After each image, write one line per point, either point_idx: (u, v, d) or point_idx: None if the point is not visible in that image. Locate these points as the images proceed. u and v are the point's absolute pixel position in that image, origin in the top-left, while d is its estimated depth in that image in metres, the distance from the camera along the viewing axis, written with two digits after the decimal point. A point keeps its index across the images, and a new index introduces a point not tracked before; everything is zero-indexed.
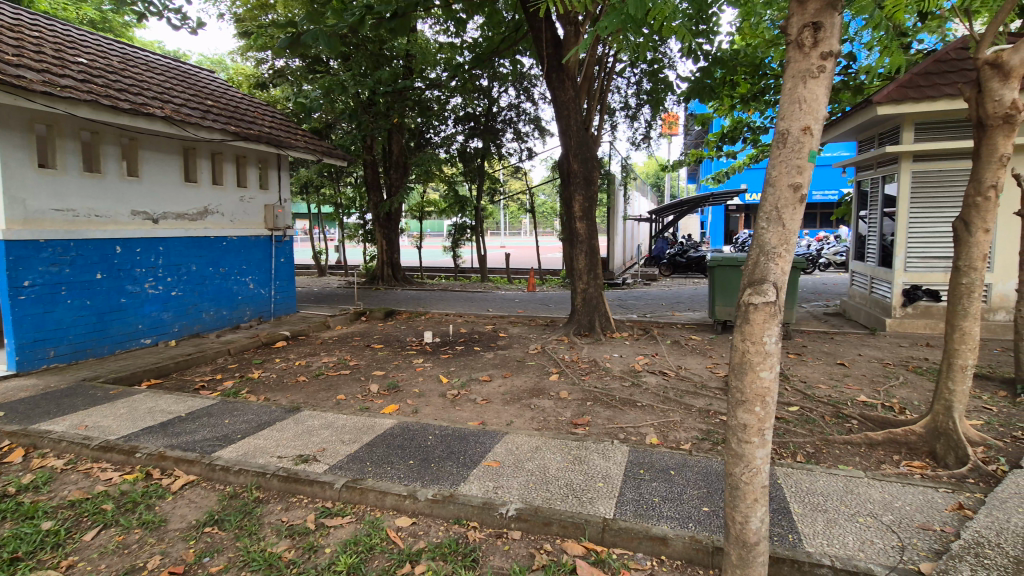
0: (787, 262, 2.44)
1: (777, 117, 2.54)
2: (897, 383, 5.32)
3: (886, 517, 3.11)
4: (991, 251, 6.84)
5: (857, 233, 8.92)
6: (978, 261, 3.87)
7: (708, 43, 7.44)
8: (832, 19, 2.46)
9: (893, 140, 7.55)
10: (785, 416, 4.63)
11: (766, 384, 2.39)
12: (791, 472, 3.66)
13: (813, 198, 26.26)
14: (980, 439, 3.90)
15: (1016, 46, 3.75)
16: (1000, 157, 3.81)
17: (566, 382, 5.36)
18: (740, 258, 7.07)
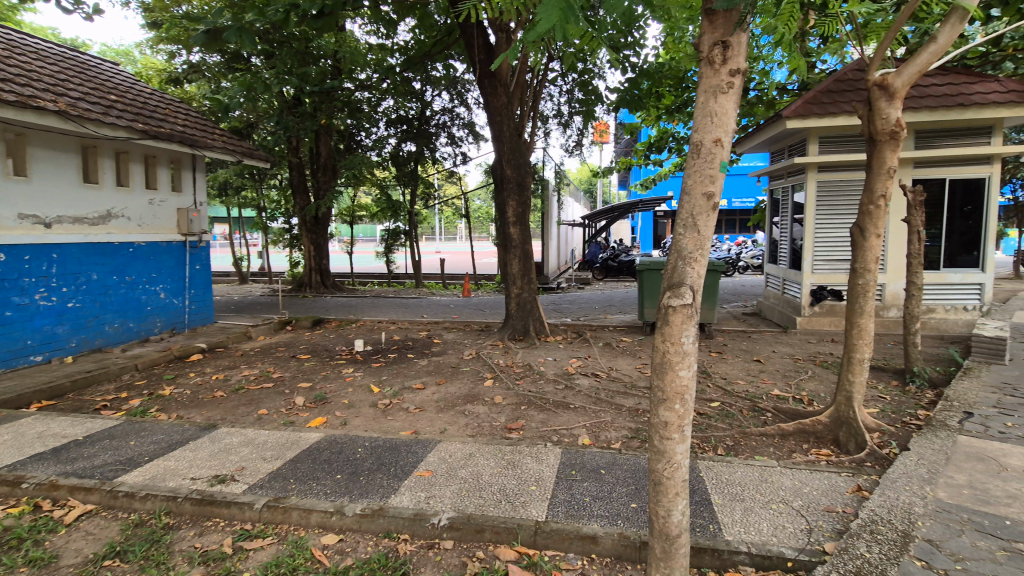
0: (702, 266, 2.57)
1: (692, 129, 2.68)
2: (806, 377, 5.76)
3: (796, 502, 3.34)
4: (884, 254, 7.54)
5: (771, 238, 9.57)
6: (872, 263, 4.26)
7: (635, 55, 7.73)
8: (738, 38, 2.63)
9: (800, 152, 8.17)
10: (707, 412, 4.87)
11: (685, 383, 2.51)
12: (712, 465, 3.86)
13: (733, 205, 27.98)
14: (876, 425, 4.27)
15: (899, 70, 4.17)
16: (888, 170, 4.22)
17: (501, 388, 5.36)
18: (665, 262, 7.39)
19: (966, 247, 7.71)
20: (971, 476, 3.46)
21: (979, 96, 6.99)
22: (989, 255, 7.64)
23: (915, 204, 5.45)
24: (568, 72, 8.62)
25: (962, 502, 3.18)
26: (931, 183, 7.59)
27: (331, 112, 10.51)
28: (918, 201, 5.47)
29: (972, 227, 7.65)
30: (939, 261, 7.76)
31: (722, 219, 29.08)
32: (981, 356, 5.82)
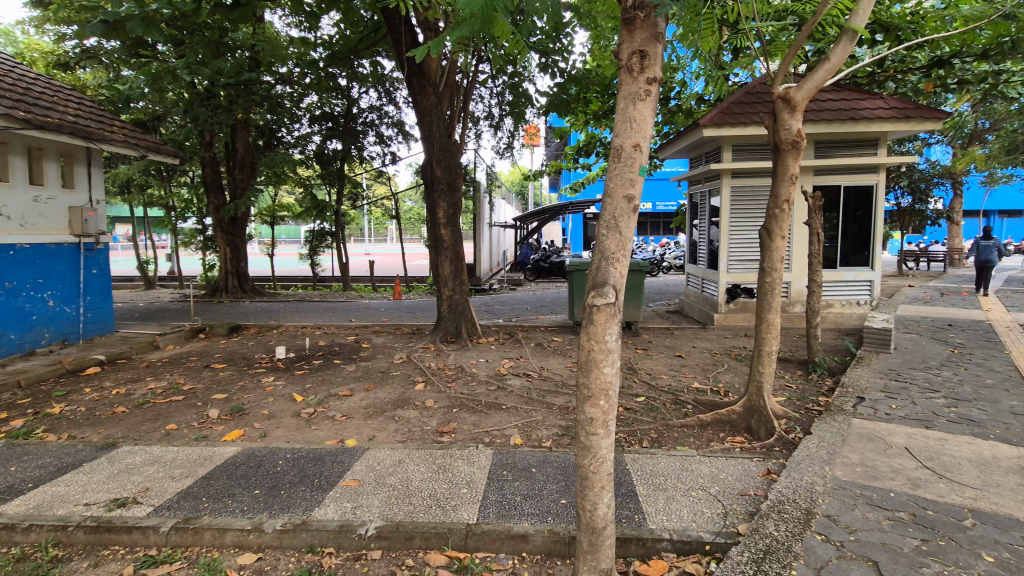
0: (624, 266, 2.67)
1: (613, 134, 2.77)
2: (723, 370, 6.14)
3: (714, 488, 3.54)
4: (789, 254, 8.17)
5: (690, 240, 10.11)
6: (778, 262, 4.60)
7: (563, 61, 7.89)
8: (655, 49, 2.75)
9: (716, 159, 8.67)
10: (633, 407, 5.06)
11: (609, 379, 2.59)
12: (637, 458, 4.01)
13: (657, 207, 29.39)
14: (783, 413, 4.61)
15: (799, 85, 4.53)
16: (791, 176, 4.58)
17: (432, 391, 5.29)
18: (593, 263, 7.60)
19: (858, 247, 8.52)
20: (862, 454, 3.82)
21: (867, 112, 7.76)
22: (876, 255, 8.49)
23: (814, 208, 5.96)
24: (499, 74, 8.65)
25: (855, 478, 3.50)
26: (828, 189, 8.33)
27: (249, 107, 9.93)
28: (816, 206, 5.98)
29: (863, 230, 8.47)
30: (836, 260, 8.53)
31: (647, 222, 30.39)
32: (871, 345, 6.46)
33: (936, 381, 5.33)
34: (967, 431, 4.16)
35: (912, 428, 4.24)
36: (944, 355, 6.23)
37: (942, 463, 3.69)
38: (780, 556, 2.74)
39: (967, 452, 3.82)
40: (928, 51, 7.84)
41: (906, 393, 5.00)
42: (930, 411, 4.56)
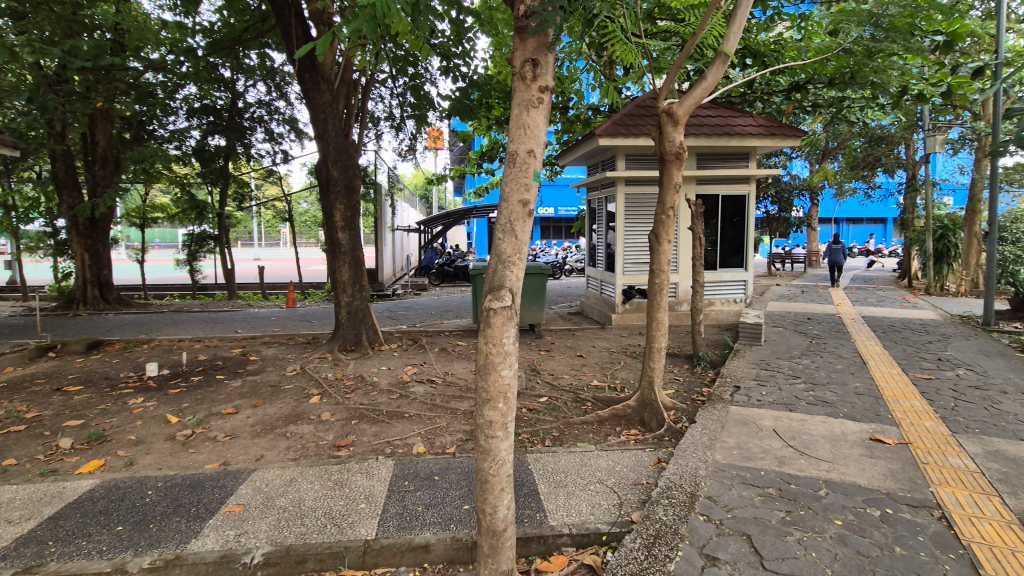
0: (520, 269, 2.72)
1: (507, 140, 2.80)
2: (619, 367, 6.47)
3: (610, 480, 3.70)
4: (677, 257, 8.82)
5: (590, 244, 10.55)
6: (665, 265, 4.94)
7: (465, 66, 7.89)
8: (546, 58, 2.84)
9: (610, 167, 9.14)
10: (536, 407, 5.17)
11: (507, 381, 2.63)
12: (539, 457, 4.10)
13: (559, 212, 30.51)
14: (672, 405, 4.94)
15: (681, 101, 4.89)
16: (675, 185, 4.94)
17: (329, 404, 5.02)
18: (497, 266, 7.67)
19: (735, 250, 9.41)
20: (738, 438, 4.21)
21: (739, 128, 8.59)
22: (749, 257, 9.43)
23: (696, 215, 6.47)
24: (398, 75, 8.45)
25: (732, 460, 3.84)
26: (709, 198, 9.10)
27: (112, 95, 8.82)
28: (698, 213, 6.50)
29: (738, 235, 9.37)
30: (716, 262, 9.35)
31: (550, 226, 31.30)
32: (746, 338, 7.14)
33: (798, 368, 6.01)
34: (822, 412, 4.73)
35: (779, 412, 4.74)
36: (804, 346, 7.04)
37: (802, 441, 4.15)
38: (667, 540, 2.92)
39: (822, 430, 4.34)
40: (788, 76, 8.85)
41: (774, 380, 5.59)
42: (793, 396, 5.13)
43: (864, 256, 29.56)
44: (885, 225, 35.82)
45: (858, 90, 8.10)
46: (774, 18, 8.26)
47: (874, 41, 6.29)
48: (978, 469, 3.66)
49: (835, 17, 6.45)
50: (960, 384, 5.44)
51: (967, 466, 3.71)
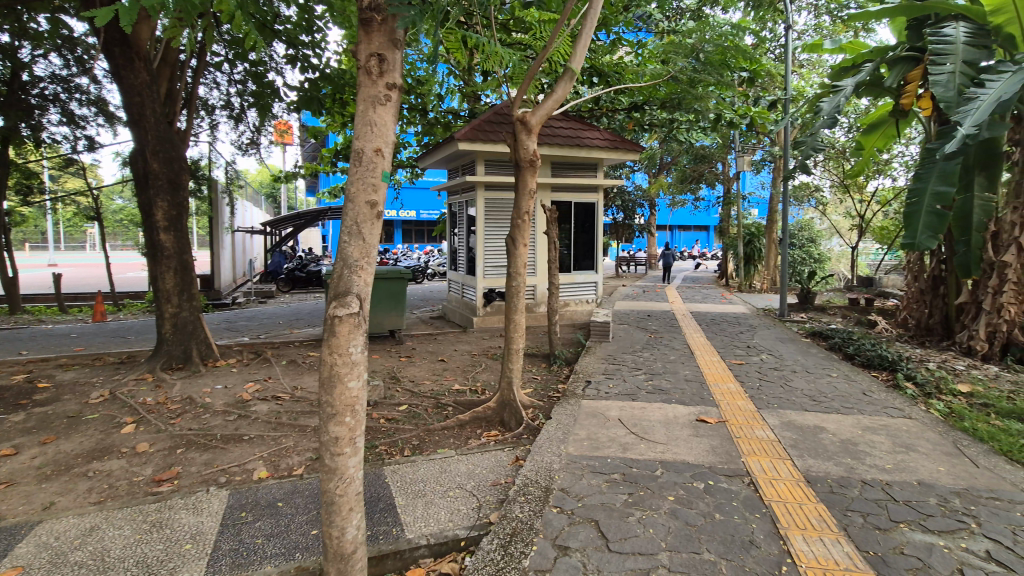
0: (368, 273, 2.59)
1: (352, 136, 2.65)
2: (481, 369, 6.55)
3: (469, 484, 3.71)
4: (534, 260, 9.22)
5: (451, 247, 10.55)
6: (521, 268, 5.10)
7: (316, 58, 7.40)
8: (393, 55, 2.74)
9: (470, 172, 9.21)
10: (395, 416, 5.01)
11: (355, 393, 2.50)
12: (397, 468, 3.97)
13: (421, 216, 30.24)
14: (530, 403, 5.11)
15: (533, 111, 5.09)
16: (530, 191, 5.11)
17: (147, 433, 4.32)
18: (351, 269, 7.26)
19: (586, 254, 10.11)
20: (589, 430, 4.48)
21: (588, 141, 9.24)
22: (599, 260, 10.19)
23: (550, 221, 6.79)
24: (235, 59, 7.62)
25: (583, 451, 4.07)
26: (562, 205, 9.66)
27: None
28: (552, 218, 6.82)
29: (588, 239, 10.07)
30: (570, 265, 9.94)
31: (412, 229, 30.85)
32: (596, 336, 7.70)
33: (640, 361, 6.62)
34: (659, 399, 5.26)
35: (623, 402, 5.16)
36: (645, 340, 7.80)
37: (642, 427, 4.56)
38: (524, 536, 2.99)
39: (658, 415, 4.82)
40: (628, 97, 9.76)
41: (620, 372, 6.10)
42: (635, 386, 5.63)
43: (692, 259, 33.88)
44: (708, 232, 41.55)
45: (685, 115, 9.23)
46: (617, 43, 9.06)
47: (696, 71, 7.21)
48: (776, 438, 4.33)
49: (664, 49, 7.29)
50: (763, 367, 6.43)
51: (769, 436, 4.38)
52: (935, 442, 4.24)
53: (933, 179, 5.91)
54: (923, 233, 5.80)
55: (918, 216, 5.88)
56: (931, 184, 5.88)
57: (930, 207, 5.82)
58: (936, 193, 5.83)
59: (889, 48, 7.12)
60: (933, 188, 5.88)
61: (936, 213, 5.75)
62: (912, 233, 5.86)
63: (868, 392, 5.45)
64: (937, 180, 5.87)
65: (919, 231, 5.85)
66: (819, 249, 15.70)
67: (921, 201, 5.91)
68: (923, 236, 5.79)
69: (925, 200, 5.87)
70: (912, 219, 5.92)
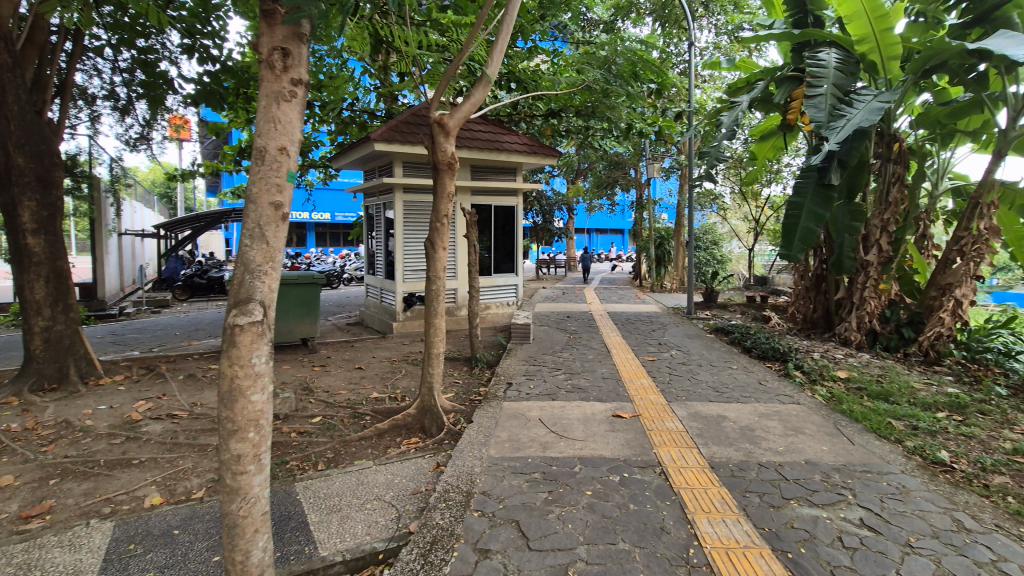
0: (273, 279, 2.45)
1: (254, 133, 2.48)
2: (400, 376, 6.40)
3: (388, 494, 3.62)
4: (454, 264, 9.17)
5: (369, 250, 10.24)
6: (440, 271, 5.03)
7: (216, 49, 6.88)
8: (298, 49, 2.60)
9: (387, 173, 8.99)
10: (308, 429, 4.77)
11: (259, 408, 2.36)
12: (310, 484, 3.79)
13: (336, 218, 29.13)
14: (452, 408, 5.07)
15: (451, 113, 5.04)
16: (448, 194, 5.06)
17: (13, 464, 3.79)
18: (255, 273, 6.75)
19: (506, 257, 10.21)
20: (510, 431, 4.51)
21: (507, 145, 9.35)
22: (519, 263, 10.34)
23: (471, 224, 6.79)
24: (120, 45, 6.90)
25: (504, 453, 4.09)
26: (482, 208, 9.69)
27: None
28: (472, 221, 6.81)
29: (508, 242, 10.18)
30: (491, 268, 9.99)
31: (326, 232, 29.66)
32: (517, 338, 7.79)
33: (559, 361, 6.78)
34: (578, 397, 5.42)
35: (543, 402, 5.26)
36: (564, 341, 8.00)
37: (561, 426, 4.66)
38: (444, 543, 2.95)
39: (577, 413, 4.95)
40: (544, 103, 9.96)
41: (540, 373, 6.21)
42: (554, 386, 5.76)
43: (608, 261, 35.32)
44: (623, 235, 43.56)
45: (599, 123, 9.58)
46: (534, 50, 9.23)
47: (608, 82, 7.54)
48: (684, 428, 4.61)
49: (579, 60, 7.56)
50: (673, 362, 6.82)
51: (678, 428, 4.64)
52: (819, 423, 4.70)
53: (809, 199, 6.83)
54: (798, 246, 6.78)
55: (795, 230, 6.82)
56: (808, 203, 6.78)
57: (805, 223, 6.78)
58: (812, 212, 6.74)
59: (777, 68, 7.80)
60: (808, 206, 6.80)
61: (809, 229, 6.72)
62: (790, 244, 6.81)
63: (763, 381, 5.96)
64: (813, 200, 6.79)
65: (794, 242, 6.82)
66: (721, 252, 16.96)
67: (800, 215, 6.82)
68: (797, 248, 6.77)
69: (802, 215, 6.79)
70: (791, 231, 6.85)
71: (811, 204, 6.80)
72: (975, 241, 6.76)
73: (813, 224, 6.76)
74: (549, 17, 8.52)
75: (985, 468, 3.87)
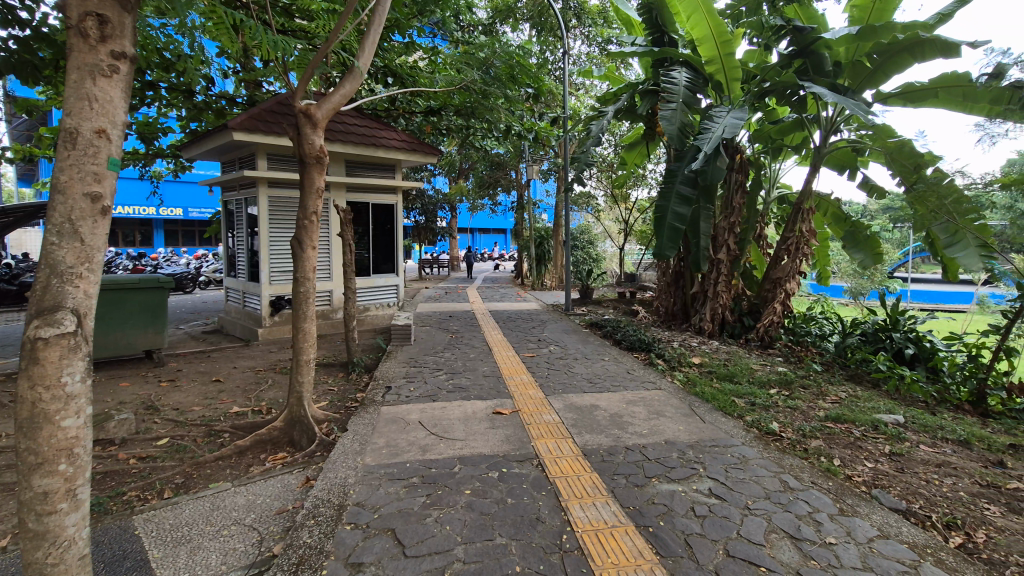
0: (91, 283, 2.10)
1: (60, 111, 2.09)
2: (266, 386, 5.89)
3: (248, 517, 3.31)
4: (328, 265, 8.70)
5: (228, 250, 9.32)
6: (309, 272, 4.70)
7: (24, 10, 5.78)
8: (120, 18, 2.24)
9: (250, 165, 8.25)
10: (151, 454, 4.20)
11: (73, 434, 2.01)
12: (152, 515, 3.33)
13: (190, 215, 26.20)
14: (324, 417, 4.79)
15: (318, 104, 4.73)
16: (317, 190, 4.73)
17: None
18: (160, 280, 6.61)
19: (386, 257, 9.90)
20: (387, 437, 4.35)
21: (384, 141, 9.02)
22: (399, 263, 10.08)
23: (345, 222, 6.44)
24: None
25: (381, 460, 3.93)
26: (359, 205, 9.28)
27: None
28: (347, 219, 6.48)
29: (387, 241, 9.86)
30: (369, 268, 9.62)
31: (178, 230, 26.58)
32: (397, 340, 7.57)
33: (441, 362, 6.72)
34: (459, 396, 5.41)
35: (423, 404, 5.15)
36: (446, 341, 7.94)
37: (442, 426, 4.61)
38: (312, 562, 2.76)
39: (458, 413, 4.93)
40: (424, 100, 9.76)
41: (421, 375, 6.09)
42: (436, 387, 5.69)
43: (490, 261, 36.01)
44: (505, 235, 44.67)
45: (479, 123, 9.61)
46: (411, 46, 9.01)
47: (487, 83, 7.65)
48: (559, 420, 4.80)
49: (457, 59, 7.51)
50: (550, 357, 7.09)
51: (554, 419, 4.83)
52: (677, 406, 5.18)
53: (673, 201, 7.48)
54: (667, 243, 7.38)
55: (663, 229, 7.39)
56: (672, 204, 7.43)
57: (670, 224, 7.39)
58: (676, 213, 7.40)
59: (639, 82, 8.45)
60: (673, 208, 7.45)
61: (675, 228, 7.34)
62: (659, 243, 7.39)
63: (631, 370, 6.43)
64: (676, 202, 7.46)
65: (663, 240, 7.41)
66: (595, 250, 18.04)
67: (665, 215, 7.45)
68: (666, 247, 7.36)
69: (667, 215, 7.41)
70: (660, 230, 7.42)
71: (674, 205, 7.47)
72: (798, 242, 7.86)
73: (677, 223, 7.40)
74: (427, 14, 8.34)
75: (805, 434, 4.54)
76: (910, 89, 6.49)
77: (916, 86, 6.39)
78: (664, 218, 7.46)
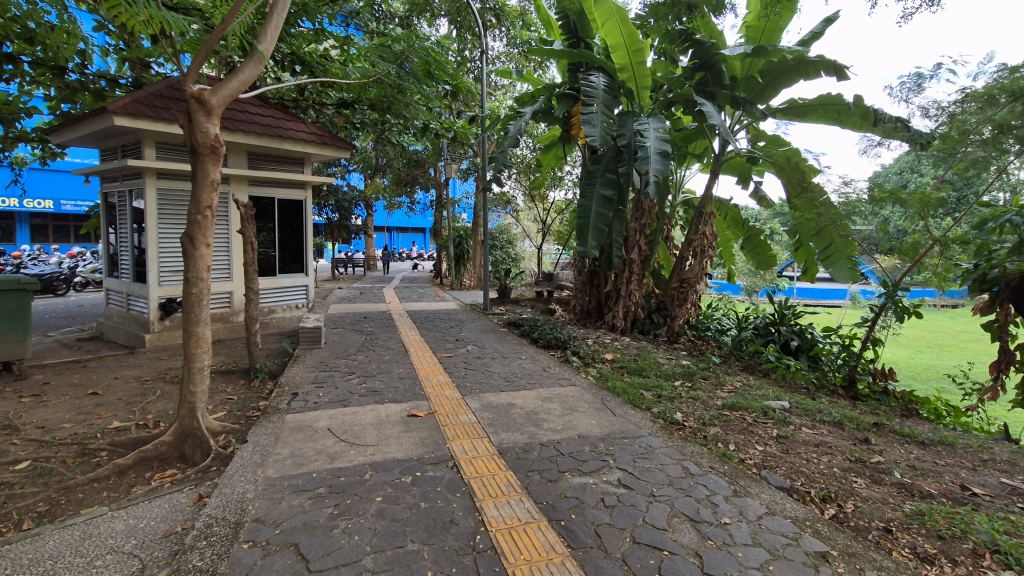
0: None
1: None
2: (153, 398, 5.35)
3: (128, 544, 2.98)
4: (228, 264, 8.10)
5: (109, 247, 8.40)
6: (203, 271, 4.30)
7: None
8: None
9: (135, 154, 7.46)
10: (7, 480, 3.67)
11: None
12: (7, 551, 2.90)
13: (63, 208, 23.35)
14: (220, 428, 4.43)
15: (212, 89, 4.34)
16: (212, 182, 4.32)
17: None
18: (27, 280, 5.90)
19: (294, 257, 9.39)
20: (292, 446, 4.10)
21: (290, 133, 8.51)
22: (309, 263, 9.59)
23: (246, 218, 6.00)
24: None
25: (284, 471, 3.69)
26: (263, 200, 8.71)
27: None
28: (248, 215, 6.03)
29: (296, 240, 9.35)
30: (275, 268, 9.07)
31: (49, 224, 23.59)
32: (306, 343, 7.18)
33: (353, 365, 6.46)
34: (372, 400, 5.22)
35: (333, 410, 4.91)
36: (360, 343, 7.65)
37: (352, 433, 4.43)
38: None
39: (370, 417, 4.76)
40: (336, 91, 9.33)
41: (331, 379, 5.82)
42: (347, 391, 5.45)
43: (408, 260, 35.41)
44: (424, 233, 44.07)
45: (395, 118, 9.35)
46: (321, 33, 8.58)
47: (403, 78, 7.47)
48: (476, 420, 4.78)
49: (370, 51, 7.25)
50: (468, 357, 7.06)
51: (470, 419, 4.80)
52: (590, 401, 5.34)
53: (595, 201, 7.73)
54: (591, 243, 7.57)
55: (588, 229, 7.62)
56: (594, 205, 7.68)
57: (595, 224, 7.63)
58: (600, 213, 7.66)
59: (556, 85, 8.65)
60: (595, 208, 7.70)
61: (600, 226, 7.61)
62: (584, 242, 7.58)
63: (547, 368, 6.56)
64: (597, 203, 7.71)
65: (588, 240, 7.61)
66: (514, 250, 18.29)
67: (589, 215, 7.68)
68: (590, 245, 7.58)
69: (592, 217, 7.64)
70: (584, 230, 7.64)
71: (597, 207, 7.72)
72: (701, 243, 8.39)
73: (601, 224, 7.67)
74: None
75: (705, 422, 4.86)
76: (796, 105, 7.11)
77: (801, 103, 7.03)
78: (588, 220, 7.69)
